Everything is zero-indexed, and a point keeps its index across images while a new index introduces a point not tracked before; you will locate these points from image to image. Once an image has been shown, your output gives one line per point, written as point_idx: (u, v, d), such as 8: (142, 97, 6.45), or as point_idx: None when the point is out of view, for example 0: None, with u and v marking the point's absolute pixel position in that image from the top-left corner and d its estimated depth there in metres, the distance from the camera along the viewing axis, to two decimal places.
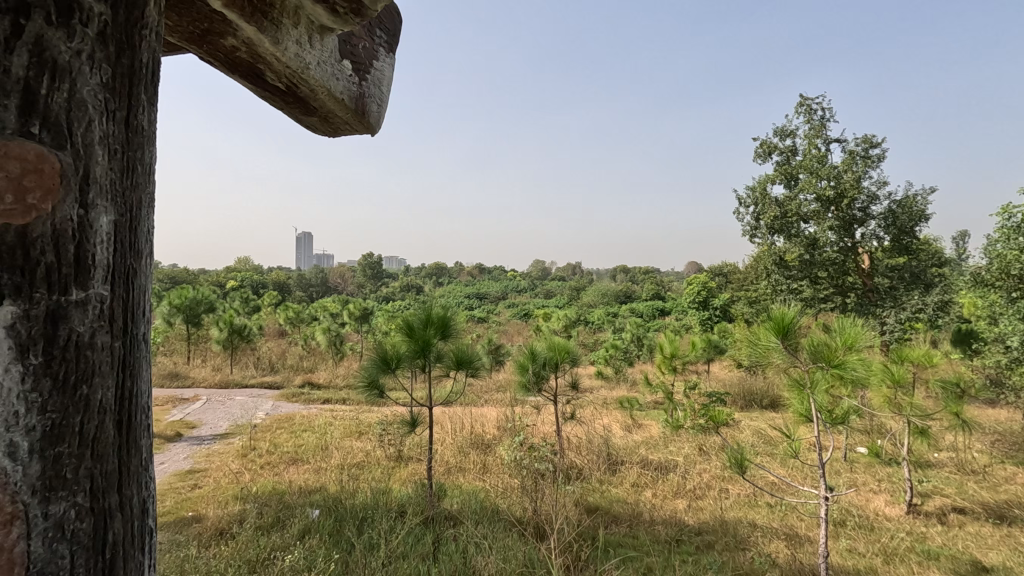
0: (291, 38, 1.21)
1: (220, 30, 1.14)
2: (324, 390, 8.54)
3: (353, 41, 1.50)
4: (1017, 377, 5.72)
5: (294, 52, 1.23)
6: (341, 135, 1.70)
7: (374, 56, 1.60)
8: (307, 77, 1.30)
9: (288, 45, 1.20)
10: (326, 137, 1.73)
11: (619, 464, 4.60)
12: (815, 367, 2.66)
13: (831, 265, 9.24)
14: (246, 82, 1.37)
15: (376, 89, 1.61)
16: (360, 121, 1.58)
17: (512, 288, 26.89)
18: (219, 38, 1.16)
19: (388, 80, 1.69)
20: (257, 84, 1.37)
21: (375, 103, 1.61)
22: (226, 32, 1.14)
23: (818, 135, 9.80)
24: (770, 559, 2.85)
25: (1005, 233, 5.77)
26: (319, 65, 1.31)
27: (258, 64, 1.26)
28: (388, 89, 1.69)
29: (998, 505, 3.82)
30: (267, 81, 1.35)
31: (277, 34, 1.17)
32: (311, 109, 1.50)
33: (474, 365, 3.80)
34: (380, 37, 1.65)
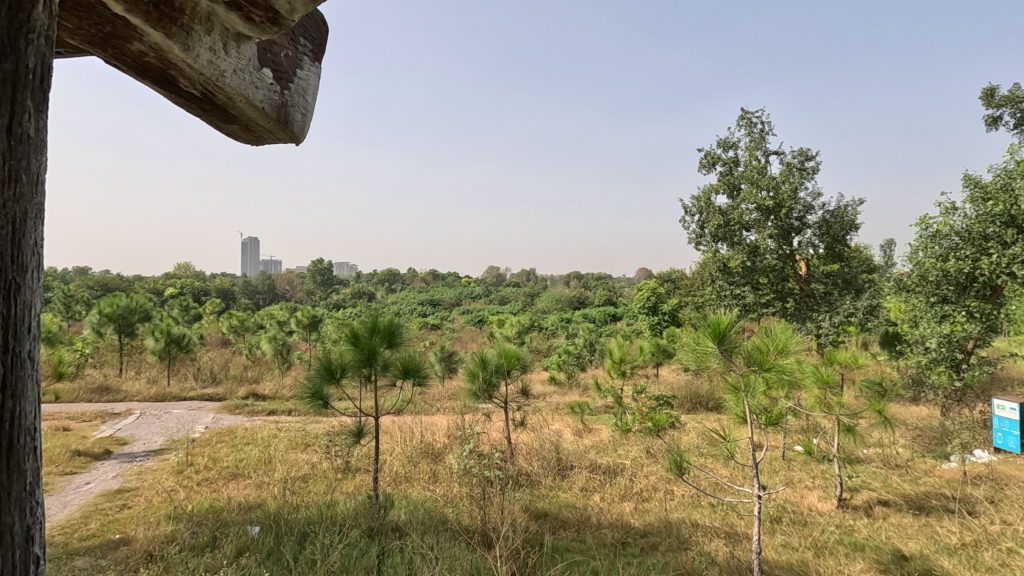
0: (204, 45, 1.18)
1: (126, 35, 1.12)
2: (270, 402, 8.24)
3: (274, 50, 1.47)
4: (936, 375, 6.15)
5: (207, 60, 1.20)
6: (265, 143, 1.67)
7: (297, 65, 1.58)
8: (222, 85, 1.27)
9: (201, 51, 1.17)
10: (250, 145, 1.70)
11: (569, 469, 4.66)
12: (749, 370, 2.78)
13: (772, 271, 9.66)
14: (158, 88, 1.33)
15: (300, 98, 1.59)
16: (283, 130, 1.55)
17: (467, 294, 26.85)
18: (125, 42, 1.14)
19: (313, 89, 1.67)
20: (169, 90, 1.33)
21: (299, 112, 1.58)
22: (131, 37, 1.12)
23: (758, 147, 10.25)
24: (709, 558, 2.94)
25: (923, 241, 6.25)
26: (234, 73, 1.28)
27: (169, 69, 1.23)
28: (314, 99, 1.67)
29: (918, 497, 4.09)
30: (181, 88, 1.32)
31: (188, 40, 1.14)
32: (230, 117, 1.46)
33: (422, 374, 3.76)
34: (304, 46, 1.63)
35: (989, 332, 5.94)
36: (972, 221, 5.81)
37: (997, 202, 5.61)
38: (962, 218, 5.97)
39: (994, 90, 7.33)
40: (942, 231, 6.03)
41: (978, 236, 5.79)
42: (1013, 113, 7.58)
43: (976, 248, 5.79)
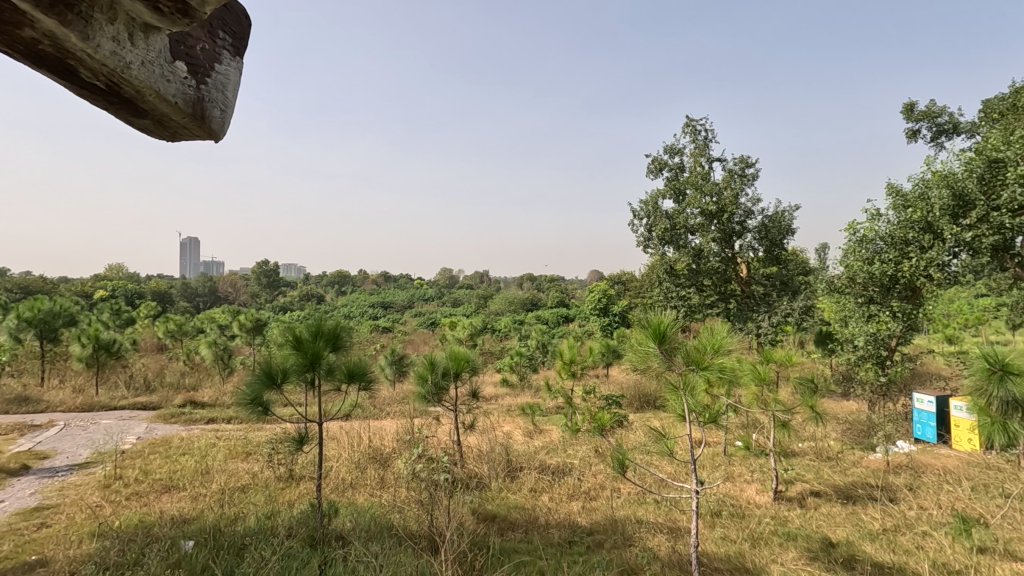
0: (106, 35, 1.13)
1: (15, 21, 1.05)
2: (209, 409, 7.88)
3: (189, 43, 1.41)
4: (863, 372, 6.54)
5: (110, 50, 1.14)
6: (182, 139, 1.61)
7: (216, 59, 1.52)
8: (128, 76, 1.21)
9: (102, 41, 1.12)
10: (166, 141, 1.62)
11: (518, 470, 4.68)
12: (687, 370, 2.86)
13: (714, 274, 10.04)
14: (58, 80, 1.25)
15: (218, 93, 1.53)
16: (200, 126, 1.50)
17: (419, 296, 26.65)
18: (16, 28, 1.07)
19: (234, 84, 1.62)
20: (71, 81, 1.26)
21: (217, 108, 1.53)
22: (21, 23, 1.05)
23: (701, 154, 10.63)
24: (652, 554, 3.02)
25: (851, 246, 6.66)
26: (142, 65, 1.23)
27: (68, 59, 1.16)
28: (235, 94, 1.62)
29: (846, 487, 4.33)
30: (83, 79, 1.25)
31: (87, 30, 1.08)
32: (141, 111, 1.40)
33: (367, 377, 3.68)
34: (223, 39, 1.57)
35: (909, 331, 6.38)
36: (895, 227, 6.25)
37: (915, 209, 6.06)
38: (885, 224, 6.40)
39: (914, 105, 7.90)
40: (868, 236, 6.45)
41: (899, 242, 6.22)
42: (929, 127, 8.19)
43: (897, 252, 6.23)
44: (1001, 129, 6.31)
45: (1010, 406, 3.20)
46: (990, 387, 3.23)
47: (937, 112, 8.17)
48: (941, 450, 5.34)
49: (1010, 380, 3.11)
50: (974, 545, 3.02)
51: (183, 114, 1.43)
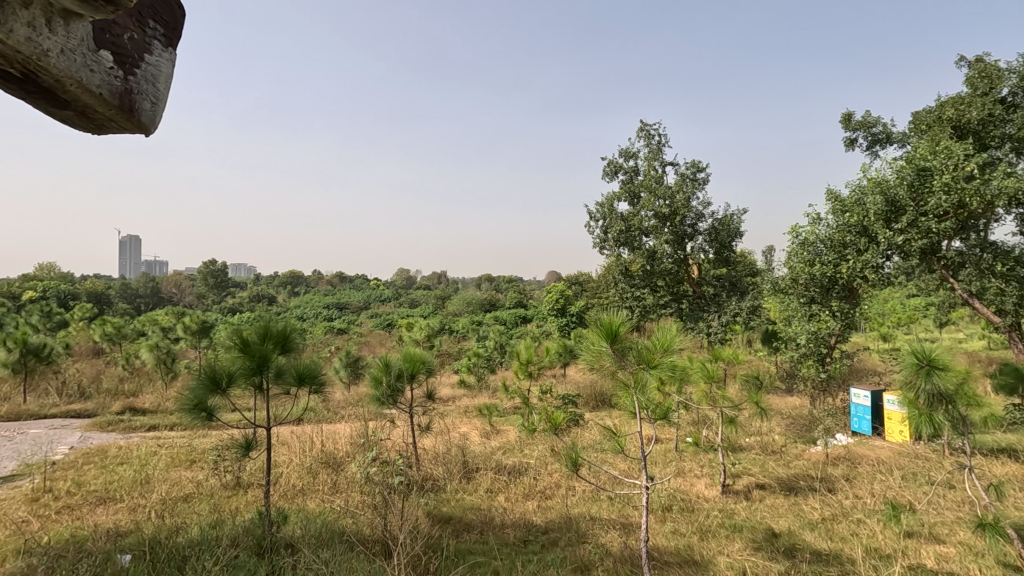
0: (20, 21, 1.06)
1: None
2: (150, 416, 7.51)
3: (115, 31, 1.35)
4: (805, 368, 6.83)
5: (25, 37, 1.08)
6: (108, 133, 1.53)
7: (145, 49, 1.46)
8: (46, 65, 1.15)
9: (16, 27, 1.06)
10: (91, 133, 1.54)
11: (474, 471, 4.67)
12: (638, 368, 2.92)
13: (667, 275, 10.30)
14: None
15: (148, 85, 1.47)
16: (128, 119, 1.43)
17: (375, 297, 26.24)
18: None
19: (165, 77, 1.55)
20: None
21: (147, 100, 1.47)
22: None
23: (655, 158, 10.90)
24: (605, 550, 3.07)
25: (794, 248, 6.96)
26: (62, 54, 1.16)
27: None
28: (166, 87, 1.55)
29: (789, 479, 4.52)
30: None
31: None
32: (62, 102, 1.33)
33: (318, 380, 3.59)
34: (154, 29, 1.50)
35: (848, 329, 6.72)
36: (833, 231, 6.58)
37: (852, 214, 6.40)
38: (824, 228, 6.73)
39: (850, 115, 8.34)
40: (809, 239, 6.76)
41: (837, 244, 6.56)
42: (865, 136, 8.65)
43: (836, 255, 6.56)
44: (927, 140, 6.76)
45: (935, 399, 3.42)
46: (917, 381, 3.44)
47: (872, 122, 8.65)
48: (875, 441, 5.65)
49: (935, 374, 3.33)
50: (903, 530, 3.21)
51: (109, 106, 1.36)
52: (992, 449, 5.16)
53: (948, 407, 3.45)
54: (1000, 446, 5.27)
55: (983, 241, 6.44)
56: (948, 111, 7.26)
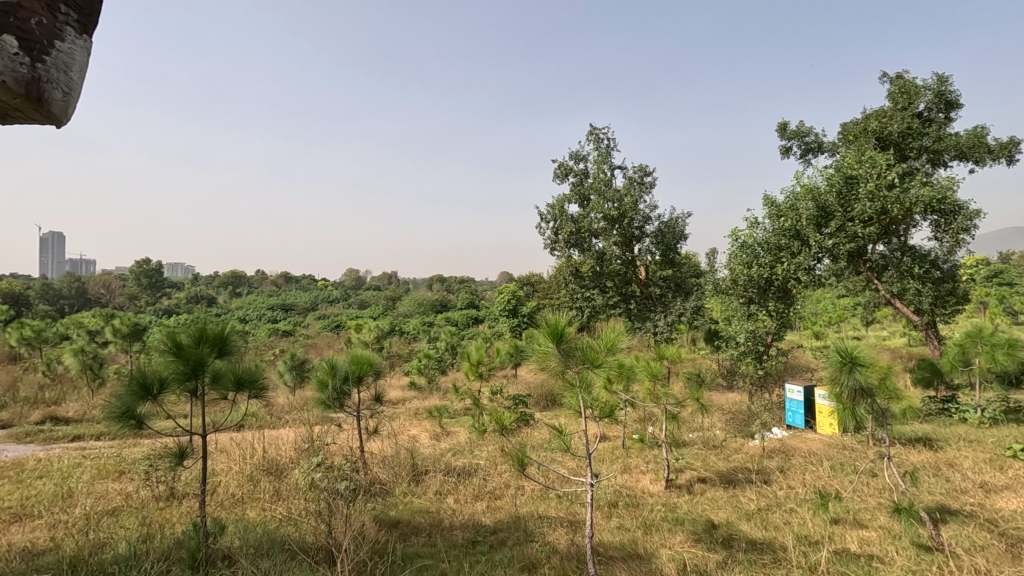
0: None
1: None
2: (74, 426, 7.03)
3: (20, 15, 1.26)
4: (744, 365, 7.07)
5: None
6: (14, 123, 1.43)
7: (56, 36, 1.36)
8: None
9: None
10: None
11: (423, 474, 4.62)
12: (583, 368, 2.98)
13: (616, 276, 10.60)
14: None
15: (59, 74, 1.37)
16: (36, 109, 1.34)
17: (323, 298, 25.57)
18: None
19: (80, 65, 1.46)
20: None
21: (59, 90, 1.38)
22: None
23: (604, 162, 11.13)
24: (552, 547, 3.10)
25: (734, 251, 7.27)
26: None
27: None
28: (81, 76, 1.46)
29: (728, 472, 4.71)
30: None
31: None
32: None
33: (259, 385, 3.46)
34: (66, 14, 1.41)
35: (783, 328, 7.06)
36: (770, 235, 6.92)
37: (787, 219, 6.76)
38: (761, 231, 7.07)
39: (785, 124, 8.78)
40: (748, 242, 7.07)
41: (773, 247, 6.89)
42: (800, 144, 9.14)
43: (772, 257, 6.89)
44: (854, 150, 7.21)
45: (857, 393, 3.66)
46: (842, 377, 3.67)
47: (805, 132, 9.14)
48: (808, 434, 5.96)
49: (857, 370, 3.56)
50: (830, 517, 3.42)
51: (13, 94, 1.26)
52: (909, 439, 5.56)
53: (869, 400, 3.70)
54: (916, 435, 5.67)
55: (903, 245, 6.94)
56: (872, 123, 7.71)
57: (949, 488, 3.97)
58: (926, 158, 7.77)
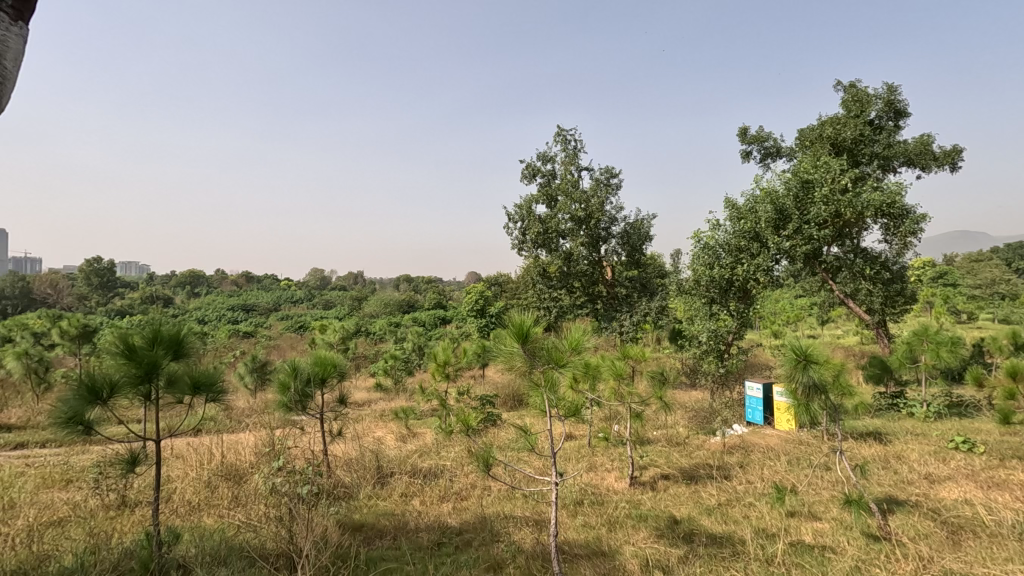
0: None
1: None
2: (17, 433, 6.68)
3: None
4: (708, 364, 7.16)
5: None
6: None
7: None
8: None
9: None
10: None
11: (389, 476, 4.57)
12: (548, 368, 2.99)
13: (583, 276, 10.71)
14: None
15: None
16: None
17: (286, 299, 25.00)
18: None
19: (14, 53, 1.39)
20: None
21: None
22: None
23: (571, 163, 11.23)
24: (517, 547, 3.11)
25: (697, 252, 7.43)
26: None
27: None
28: (15, 64, 1.39)
29: (691, 469, 4.81)
30: None
31: None
32: None
33: (217, 388, 3.35)
34: None
35: (743, 327, 7.26)
36: (731, 236, 7.11)
37: (746, 221, 6.96)
38: (723, 233, 7.26)
39: (746, 129, 9.03)
40: (710, 243, 7.25)
41: (734, 248, 7.08)
42: (759, 149, 9.42)
43: (733, 258, 7.08)
44: (810, 155, 7.47)
45: (812, 390, 3.80)
46: (797, 374, 3.80)
47: (764, 137, 9.42)
48: (766, 430, 6.14)
49: (811, 367, 3.70)
50: (786, 510, 3.53)
51: None
52: (861, 433, 5.79)
53: (822, 397, 3.84)
54: (867, 429, 5.92)
55: (855, 247, 7.23)
56: (827, 129, 8.00)
57: (897, 479, 4.15)
58: (877, 164, 8.11)
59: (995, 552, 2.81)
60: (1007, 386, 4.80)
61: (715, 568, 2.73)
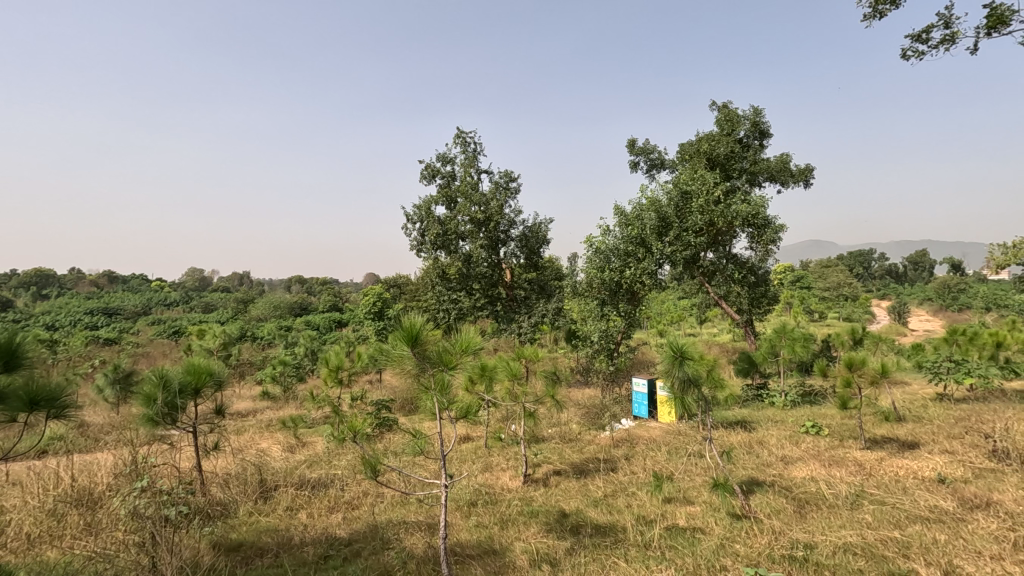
0: None
1: None
2: None
3: None
4: (599, 362, 7.53)
5: None
6: None
7: None
8: None
9: None
10: None
11: (272, 490, 4.30)
12: (438, 370, 2.99)
13: (482, 278, 10.78)
14: None
15: None
16: None
17: (159, 301, 22.67)
18: None
19: None
20: None
21: None
22: None
23: (471, 165, 11.30)
24: (408, 553, 3.06)
25: (590, 256, 7.78)
26: None
27: None
28: None
29: (581, 464, 5.01)
30: None
31: None
32: None
33: (60, 404, 2.95)
34: None
35: (631, 327, 7.69)
36: (619, 242, 7.53)
37: (633, 227, 7.41)
38: (613, 238, 7.65)
39: (633, 141, 9.59)
40: (601, 248, 7.61)
41: (623, 253, 7.49)
42: (646, 160, 10.08)
43: (621, 262, 7.49)
44: (689, 168, 8.10)
45: (686, 384, 4.13)
46: (673, 370, 4.11)
47: (650, 149, 10.09)
48: (650, 423, 6.56)
49: (686, 363, 4.02)
50: (664, 497, 3.81)
51: None
52: (731, 422, 6.37)
53: (695, 389, 4.19)
54: (736, 419, 6.52)
55: (727, 253, 7.95)
56: (704, 144, 8.70)
57: (758, 462, 4.62)
58: (745, 178, 8.98)
59: (832, 522, 3.23)
60: (845, 376, 5.52)
61: (598, 557, 2.87)
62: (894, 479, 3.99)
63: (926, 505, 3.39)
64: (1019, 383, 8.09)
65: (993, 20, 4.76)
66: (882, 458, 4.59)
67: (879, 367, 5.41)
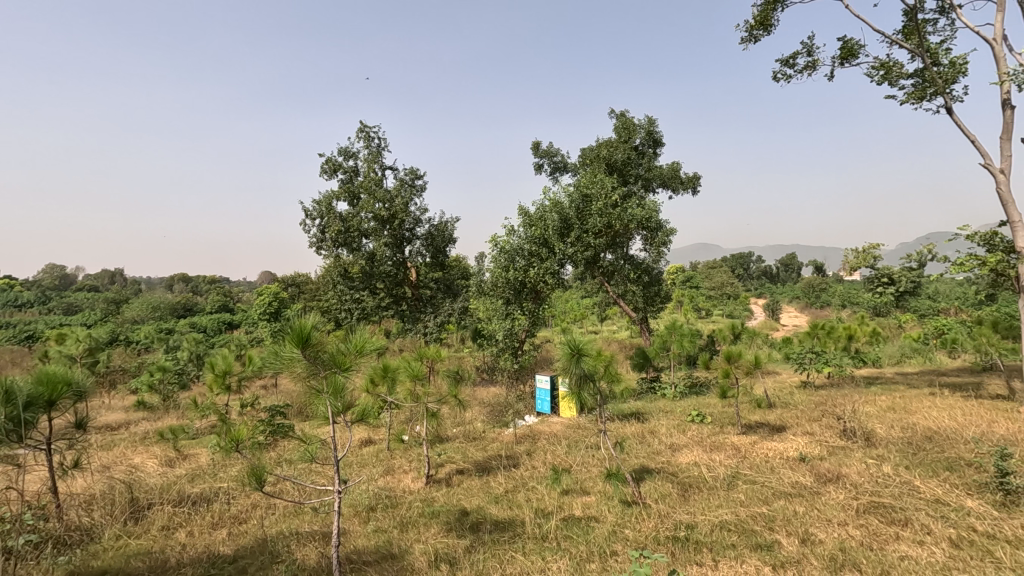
0: None
1: None
2: None
3: None
4: (504, 360, 7.62)
5: None
6: None
7: None
8: None
9: None
10: None
11: (146, 509, 3.90)
12: (331, 373, 2.86)
13: (386, 277, 10.50)
14: None
15: None
16: None
17: (8, 301, 19.75)
18: None
19: None
20: None
21: None
22: None
23: (375, 161, 10.98)
24: (300, 565, 2.92)
25: (495, 255, 7.83)
26: None
27: None
28: None
29: (484, 461, 5.04)
30: None
31: None
32: None
33: None
34: None
35: (535, 325, 7.85)
36: (523, 242, 7.66)
37: (536, 228, 7.57)
38: (517, 238, 7.77)
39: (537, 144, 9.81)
40: (506, 247, 7.69)
41: (527, 253, 7.62)
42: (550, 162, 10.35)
43: (526, 261, 7.63)
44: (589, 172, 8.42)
45: (582, 380, 4.30)
46: (570, 367, 4.26)
47: (553, 152, 10.38)
48: (552, 418, 6.76)
49: (582, 359, 4.18)
50: (562, 489, 3.95)
51: None
52: (626, 414, 6.72)
53: (591, 384, 4.37)
54: (631, 411, 6.88)
55: (624, 254, 8.36)
56: (603, 150, 9.09)
57: (649, 451, 4.92)
58: (640, 184, 9.52)
59: (711, 502, 3.51)
60: (725, 368, 6.00)
61: (496, 552, 2.91)
62: (764, 460, 4.41)
63: (789, 482, 3.79)
64: (866, 370, 9.27)
65: (845, 52, 5.44)
66: (754, 442, 5.06)
67: (753, 359, 5.94)
